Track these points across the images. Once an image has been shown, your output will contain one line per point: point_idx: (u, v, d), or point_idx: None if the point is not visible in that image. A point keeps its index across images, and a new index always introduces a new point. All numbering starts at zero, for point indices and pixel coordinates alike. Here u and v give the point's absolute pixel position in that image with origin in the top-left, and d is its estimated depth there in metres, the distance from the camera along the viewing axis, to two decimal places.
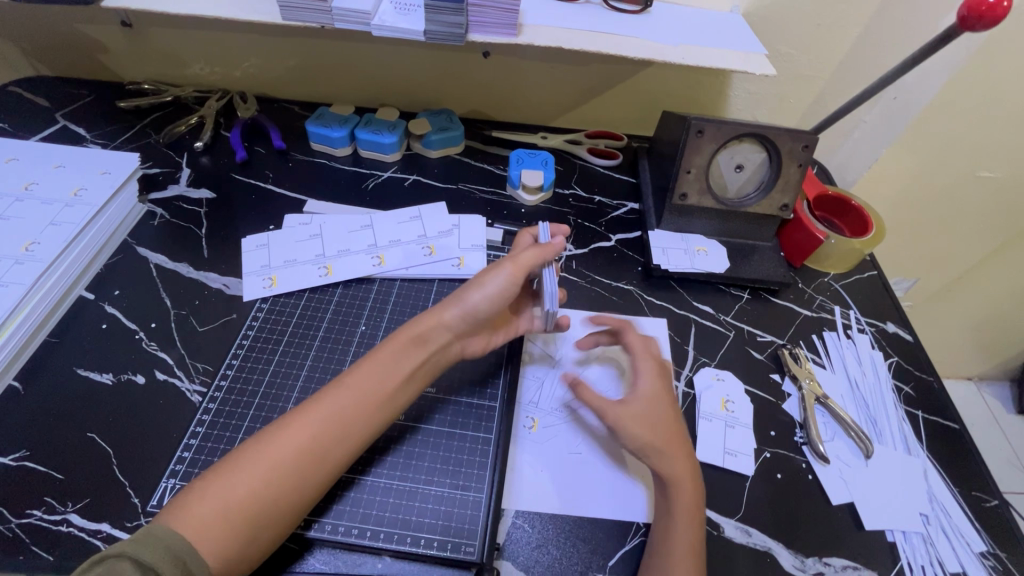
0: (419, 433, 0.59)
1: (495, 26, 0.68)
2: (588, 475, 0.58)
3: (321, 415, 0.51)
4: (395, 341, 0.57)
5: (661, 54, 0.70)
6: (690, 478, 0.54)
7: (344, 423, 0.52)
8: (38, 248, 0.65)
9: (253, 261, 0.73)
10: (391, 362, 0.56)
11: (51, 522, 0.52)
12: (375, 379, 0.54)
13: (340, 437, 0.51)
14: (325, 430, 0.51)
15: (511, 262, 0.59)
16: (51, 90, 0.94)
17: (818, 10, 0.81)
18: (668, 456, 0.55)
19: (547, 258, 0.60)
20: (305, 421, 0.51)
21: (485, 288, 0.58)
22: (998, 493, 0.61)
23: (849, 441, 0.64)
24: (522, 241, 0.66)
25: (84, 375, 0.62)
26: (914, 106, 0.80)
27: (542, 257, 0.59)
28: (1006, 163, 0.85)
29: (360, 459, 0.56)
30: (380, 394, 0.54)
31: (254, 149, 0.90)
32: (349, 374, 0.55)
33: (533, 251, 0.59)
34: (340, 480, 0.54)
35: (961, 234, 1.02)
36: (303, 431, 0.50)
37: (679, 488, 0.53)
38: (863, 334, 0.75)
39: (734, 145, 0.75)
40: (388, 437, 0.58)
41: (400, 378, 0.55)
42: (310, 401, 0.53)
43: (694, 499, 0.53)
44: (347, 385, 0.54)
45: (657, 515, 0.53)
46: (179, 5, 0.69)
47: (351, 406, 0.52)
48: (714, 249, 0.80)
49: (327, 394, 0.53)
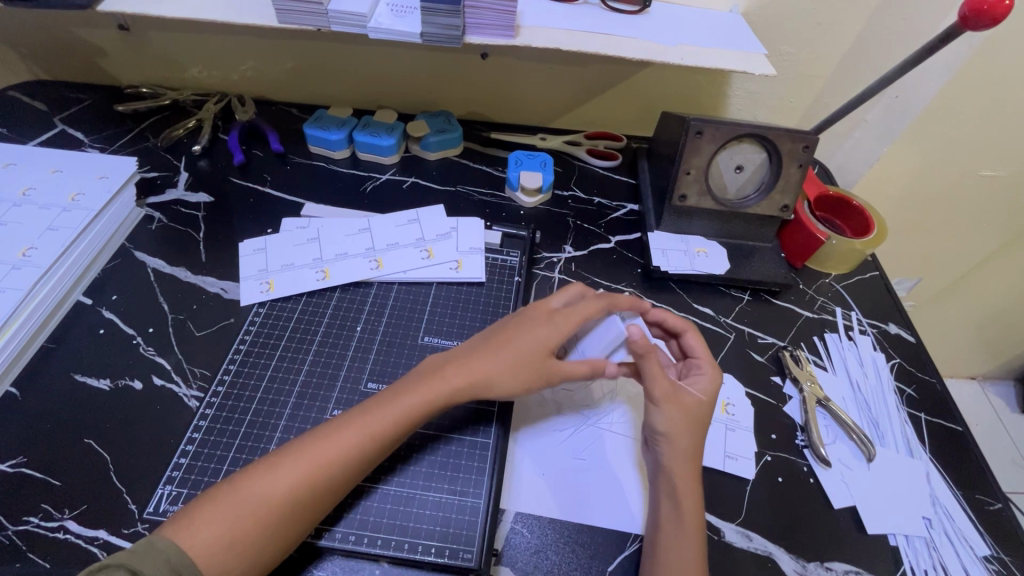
0: (422, 444, 0.58)
1: (493, 28, 0.68)
2: (579, 484, 0.57)
3: (337, 453, 0.50)
4: (424, 390, 0.55)
5: (659, 55, 0.69)
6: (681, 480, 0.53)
7: (359, 462, 0.51)
8: (35, 253, 0.65)
9: (251, 265, 0.73)
10: (413, 408, 0.54)
11: (48, 529, 0.51)
12: (394, 419, 0.53)
13: (353, 468, 0.50)
14: (339, 465, 0.50)
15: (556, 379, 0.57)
16: (49, 94, 0.94)
17: (819, 9, 0.80)
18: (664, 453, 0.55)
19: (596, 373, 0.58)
20: (321, 454, 0.50)
21: (522, 391, 0.56)
22: (1002, 496, 0.61)
23: (852, 444, 0.63)
24: (589, 311, 0.58)
25: (81, 381, 0.62)
26: (915, 105, 0.79)
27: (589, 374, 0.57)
28: (1009, 162, 0.84)
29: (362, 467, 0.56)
30: (397, 439, 0.53)
31: (252, 152, 0.90)
32: (370, 413, 0.53)
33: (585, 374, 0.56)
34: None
35: (964, 233, 1.01)
36: (319, 469, 0.49)
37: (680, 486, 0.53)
38: (865, 335, 0.75)
39: (733, 145, 0.74)
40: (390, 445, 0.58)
41: (419, 423, 0.54)
42: (322, 430, 0.52)
43: (687, 501, 0.53)
44: (368, 427, 0.52)
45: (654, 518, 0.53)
46: (175, 8, 0.69)
47: (367, 438, 0.51)
48: (714, 250, 0.79)
49: (344, 427, 0.52)
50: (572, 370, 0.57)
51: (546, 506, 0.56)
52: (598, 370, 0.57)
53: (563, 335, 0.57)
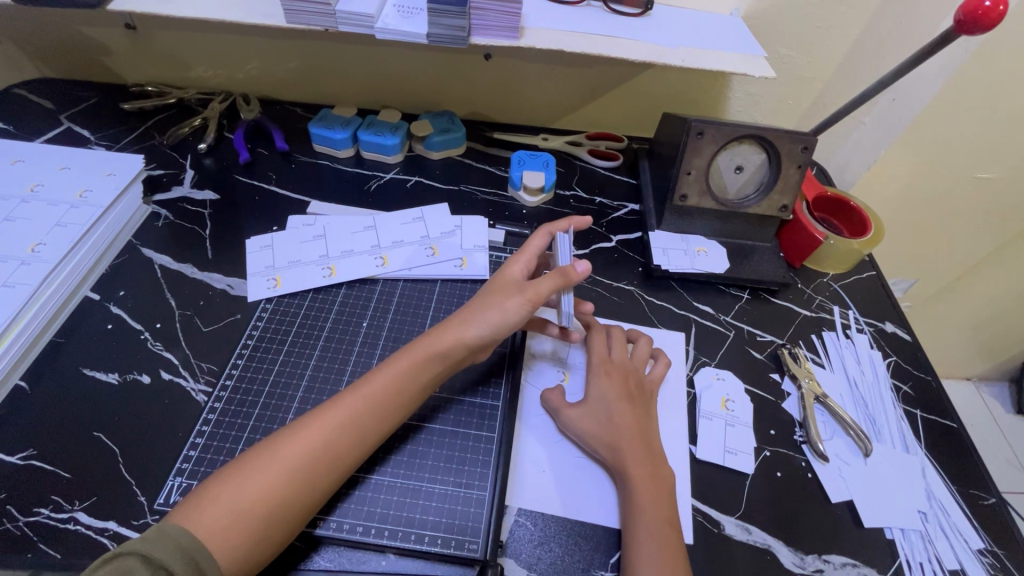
0: (426, 438, 0.59)
1: (498, 29, 0.69)
2: (579, 478, 0.58)
3: (337, 425, 0.52)
4: (413, 350, 0.57)
5: (661, 57, 0.70)
6: (650, 477, 0.55)
7: (358, 430, 0.52)
8: (44, 249, 0.66)
9: (258, 262, 0.73)
10: (405, 371, 0.56)
11: (58, 520, 0.52)
12: (387, 385, 0.55)
13: (354, 441, 0.52)
14: (339, 436, 0.51)
15: (530, 290, 0.58)
16: (55, 92, 0.95)
17: (818, 12, 0.82)
18: (626, 455, 0.56)
19: (569, 284, 0.58)
20: (320, 425, 0.51)
21: (506, 316, 0.58)
22: (996, 491, 0.62)
23: (848, 440, 0.64)
24: (532, 245, 0.64)
25: (90, 375, 0.62)
26: (912, 109, 0.81)
27: (562, 285, 0.58)
28: (1003, 165, 0.86)
29: (368, 459, 0.56)
30: (393, 400, 0.54)
31: (257, 151, 0.90)
32: (365, 381, 0.55)
33: (551, 278, 0.58)
34: (351, 479, 0.55)
35: (960, 235, 1.02)
36: (318, 441, 0.50)
37: (643, 486, 0.54)
38: (862, 334, 0.76)
39: (733, 146, 0.76)
40: (393, 436, 0.59)
41: (414, 390, 0.56)
42: (323, 407, 0.53)
43: (661, 495, 0.54)
44: (364, 393, 0.54)
45: (623, 517, 0.54)
46: (184, 8, 0.70)
47: (365, 410, 0.53)
48: (714, 250, 0.80)
49: (343, 400, 0.53)
50: (542, 281, 0.58)
51: (546, 499, 0.57)
52: (566, 272, 0.57)
53: (521, 265, 0.62)
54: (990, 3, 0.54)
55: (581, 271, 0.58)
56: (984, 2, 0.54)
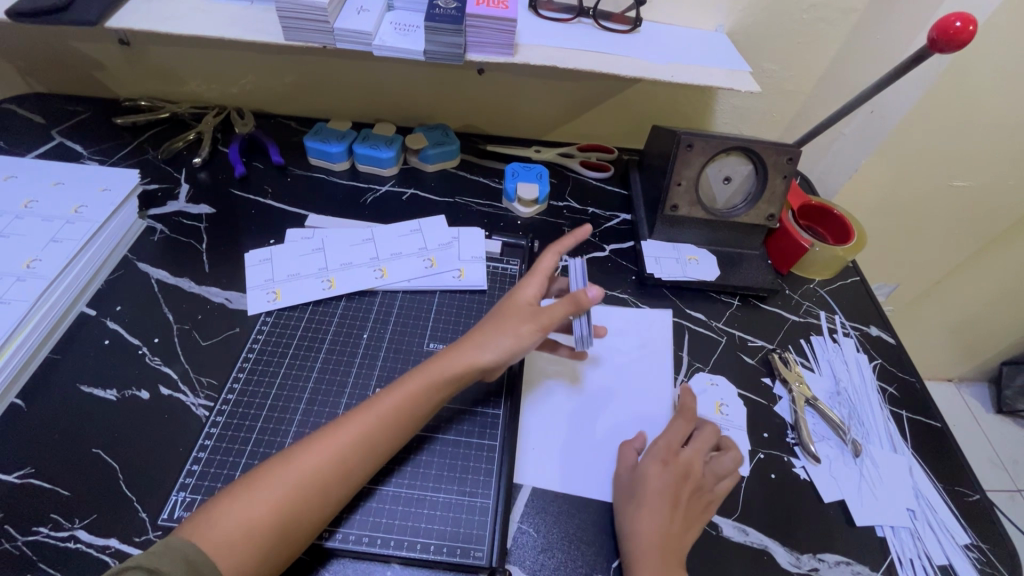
0: (431, 447, 0.60)
1: (491, 46, 0.71)
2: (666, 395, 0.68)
3: (348, 441, 0.52)
4: (425, 369, 0.58)
5: (651, 73, 0.73)
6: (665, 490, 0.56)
7: (369, 445, 0.53)
8: (40, 265, 0.66)
9: (257, 275, 0.74)
10: (419, 392, 0.56)
11: (58, 539, 0.52)
12: (401, 401, 0.55)
13: (365, 457, 0.52)
14: (350, 452, 0.52)
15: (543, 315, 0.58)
16: (47, 107, 0.95)
17: (799, 30, 0.85)
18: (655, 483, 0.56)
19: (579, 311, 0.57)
20: (334, 442, 0.52)
21: (519, 340, 0.59)
22: (980, 487, 0.64)
23: (838, 441, 0.66)
24: (543, 266, 0.64)
25: (87, 392, 0.62)
26: (890, 121, 0.84)
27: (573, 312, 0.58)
28: (978, 173, 0.90)
29: (379, 471, 0.57)
30: (405, 418, 0.55)
31: (252, 164, 0.91)
32: (376, 398, 0.56)
33: (562, 304, 0.58)
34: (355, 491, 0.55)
35: (937, 241, 1.06)
36: (329, 456, 0.51)
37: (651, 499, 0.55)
38: (849, 337, 0.78)
39: (721, 158, 0.78)
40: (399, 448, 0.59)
41: (426, 408, 0.57)
42: (335, 423, 0.54)
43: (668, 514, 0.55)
44: (376, 411, 0.54)
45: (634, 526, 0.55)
46: (183, 26, 0.71)
47: (376, 427, 0.54)
48: (705, 258, 0.83)
49: (355, 417, 0.54)
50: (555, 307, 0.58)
51: (553, 507, 0.58)
52: (578, 299, 0.57)
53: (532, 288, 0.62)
54: (960, 24, 0.56)
55: (593, 298, 0.57)
56: (955, 23, 0.56)
